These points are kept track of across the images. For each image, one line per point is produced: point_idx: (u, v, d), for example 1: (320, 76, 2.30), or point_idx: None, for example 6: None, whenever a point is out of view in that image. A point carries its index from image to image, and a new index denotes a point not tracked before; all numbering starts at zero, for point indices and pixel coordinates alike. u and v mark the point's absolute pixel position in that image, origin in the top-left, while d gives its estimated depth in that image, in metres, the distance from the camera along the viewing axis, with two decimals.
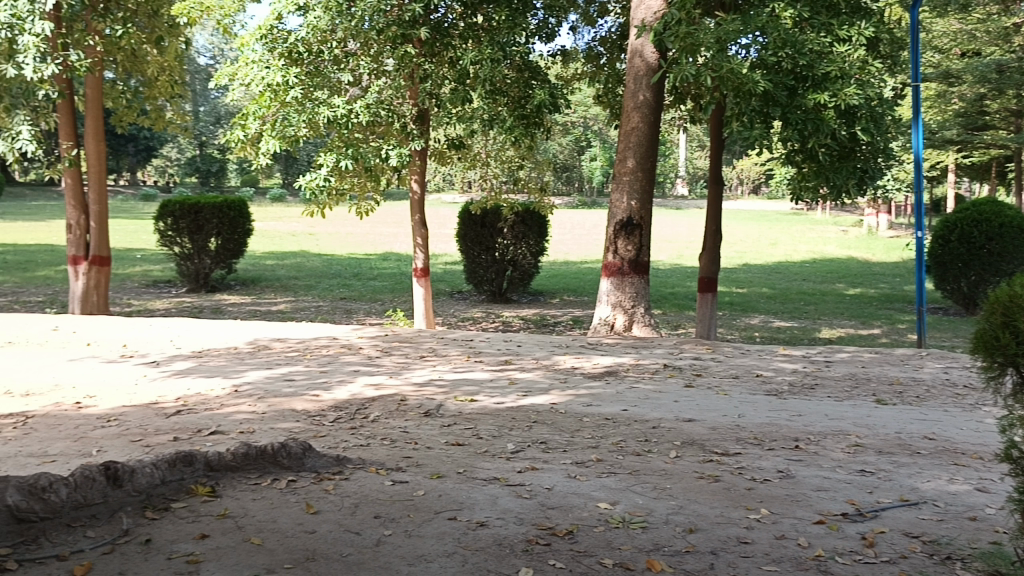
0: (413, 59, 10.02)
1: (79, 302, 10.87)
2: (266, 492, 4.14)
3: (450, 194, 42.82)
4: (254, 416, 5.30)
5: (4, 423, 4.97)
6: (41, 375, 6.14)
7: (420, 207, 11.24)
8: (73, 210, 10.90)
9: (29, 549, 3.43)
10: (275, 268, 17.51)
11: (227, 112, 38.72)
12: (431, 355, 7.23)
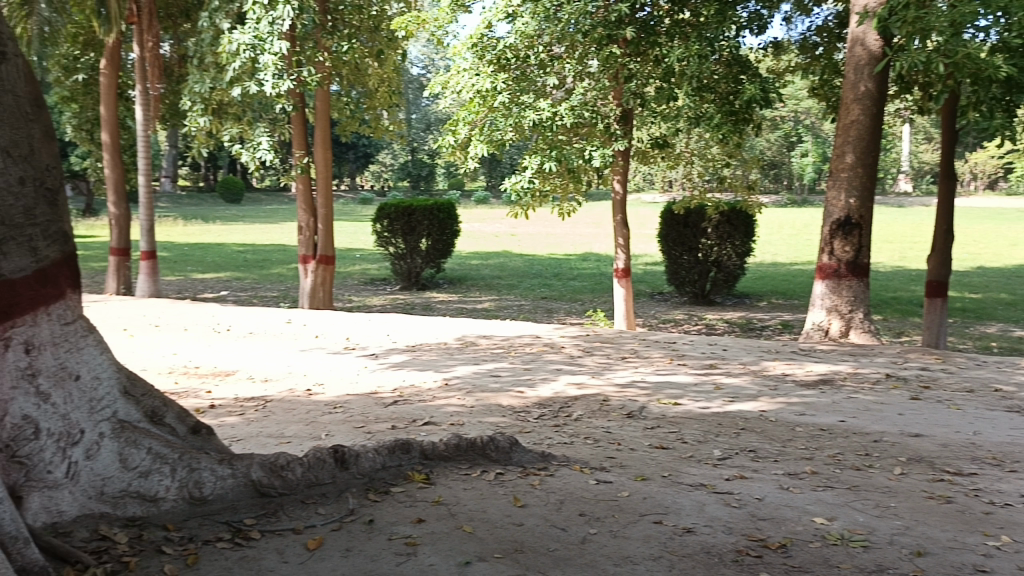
0: (619, 59, 10.06)
1: (308, 297, 11.85)
2: (476, 483, 4.30)
3: (650, 194, 42.39)
4: (463, 409, 5.53)
5: (247, 405, 5.52)
6: (276, 363, 6.76)
7: (622, 207, 11.22)
8: (304, 213, 11.91)
9: (270, 521, 3.77)
10: (479, 267, 18.17)
11: (437, 118, 40.66)
12: (633, 357, 7.19)
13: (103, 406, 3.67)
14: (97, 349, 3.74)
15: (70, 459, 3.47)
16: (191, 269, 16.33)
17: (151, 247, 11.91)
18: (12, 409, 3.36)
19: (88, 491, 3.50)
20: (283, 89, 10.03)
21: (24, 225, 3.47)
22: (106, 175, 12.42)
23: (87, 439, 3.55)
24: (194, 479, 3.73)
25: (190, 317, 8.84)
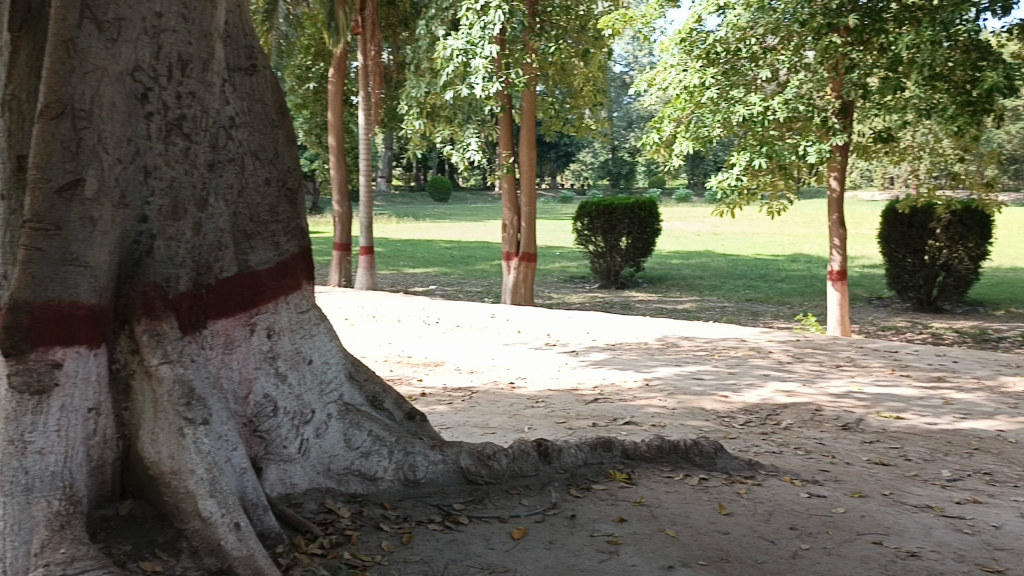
0: (840, 49, 9.50)
1: (510, 293, 12.19)
2: (679, 486, 4.23)
3: (867, 193, 39.71)
4: (665, 411, 5.45)
5: (455, 395, 5.76)
6: (482, 356, 7.00)
7: (838, 205, 10.60)
8: (508, 212, 12.31)
9: (476, 508, 3.91)
10: (681, 267, 17.88)
11: (639, 116, 40.39)
12: (848, 365, 6.78)
13: (331, 389, 3.97)
14: (327, 336, 4.06)
15: (302, 436, 3.79)
16: (404, 263, 17.32)
17: (370, 243, 12.74)
18: (256, 387, 3.71)
19: (317, 467, 3.79)
20: (492, 91, 10.38)
21: (269, 222, 3.85)
22: (332, 175, 13.43)
23: (317, 418, 3.85)
24: (408, 462, 3.92)
25: (403, 309, 9.37)
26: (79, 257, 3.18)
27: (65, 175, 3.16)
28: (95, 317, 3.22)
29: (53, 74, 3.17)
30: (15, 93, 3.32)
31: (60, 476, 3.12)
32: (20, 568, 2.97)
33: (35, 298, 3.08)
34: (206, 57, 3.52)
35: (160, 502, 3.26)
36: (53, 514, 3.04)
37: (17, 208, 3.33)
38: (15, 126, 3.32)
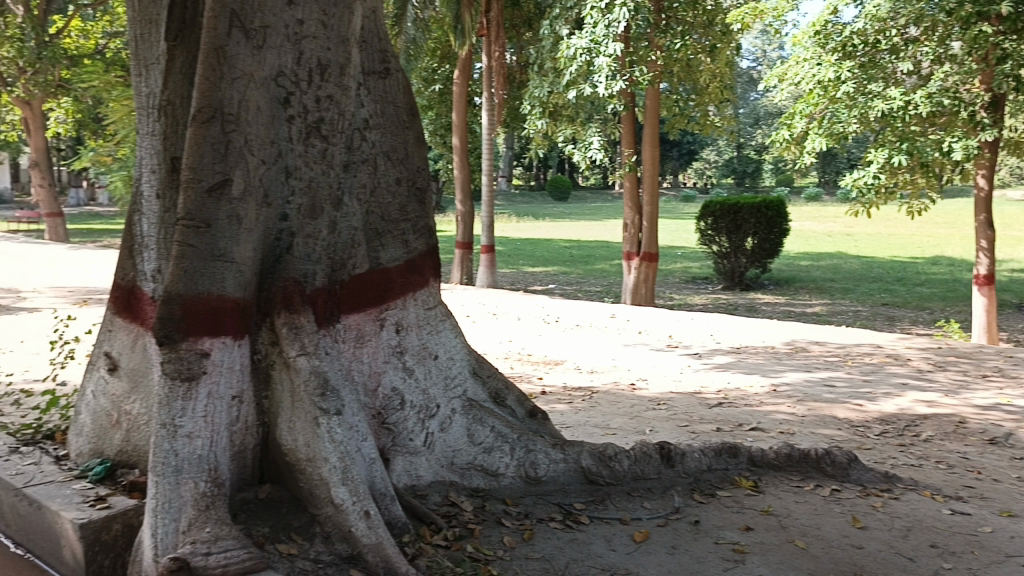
0: (991, 38, 8.78)
1: (630, 293, 12.11)
2: (809, 497, 4.08)
3: (1018, 192, 37.03)
4: (794, 418, 5.27)
5: (575, 395, 5.76)
6: (602, 356, 6.97)
7: (987, 205, 9.95)
8: (630, 212, 12.32)
9: (598, 508, 3.89)
10: (809, 269, 17.25)
11: (768, 112, 39.12)
12: (997, 376, 6.35)
13: (455, 384, 4.05)
14: (453, 332, 4.14)
15: (427, 429, 3.88)
16: (523, 262, 17.48)
17: (491, 242, 12.91)
18: (384, 381, 3.83)
19: (442, 460, 3.87)
20: (616, 90, 10.42)
21: (399, 221, 3.97)
22: (455, 175, 13.69)
23: (442, 413, 3.94)
24: (530, 460, 3.94)
25: (523, 307, 9.44)
26: (226, 253, 3.36)
27: (215, 175, 3.35)
28: (240, 309, 3.40)
29: (204, 81, 3.34)
30: (170, 98, 3.53)
31: (206, 458, 3.29)
32: (168, 545, 3.05)
33: (186, 292, 3.28)
34: (343, 61, 3.65)
35: (296, 488, 3.42)
36: (199, 495, 3.19)
37: (171, 207, 3.58)
38: (170, 130, 3.55)
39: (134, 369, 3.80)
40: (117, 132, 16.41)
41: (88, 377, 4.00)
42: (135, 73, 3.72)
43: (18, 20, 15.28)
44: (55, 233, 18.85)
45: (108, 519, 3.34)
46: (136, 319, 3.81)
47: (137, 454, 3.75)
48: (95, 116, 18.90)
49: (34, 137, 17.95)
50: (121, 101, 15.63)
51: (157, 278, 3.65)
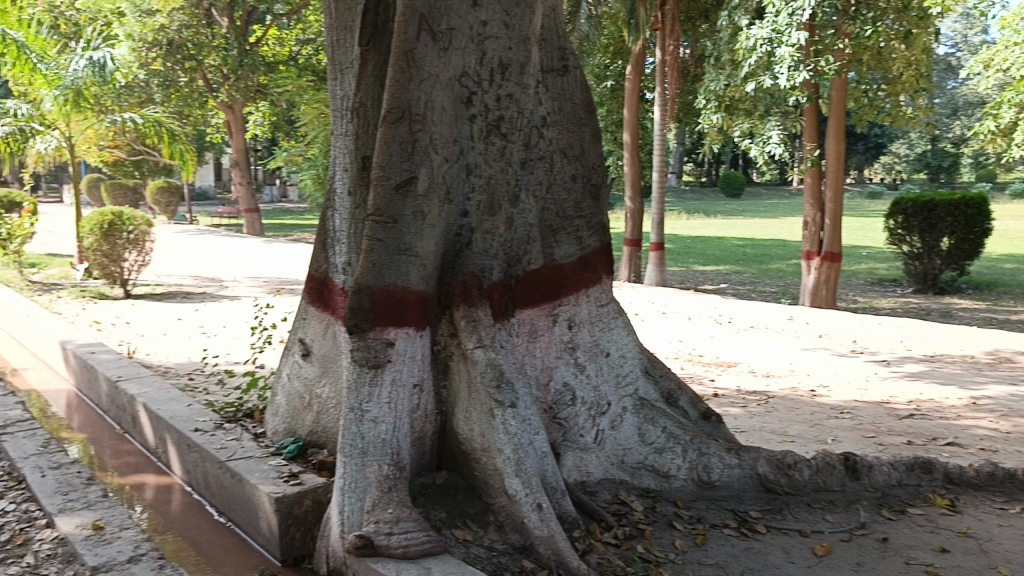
0: None
1: (810, 295, 11.59)
2: (1014, 522, 3.75)
3: None
4: (997, 434, 4.84)
5: (750, 399, 5.56)
6: (778, 360, 6.70)
7: None
8: (811, 208, 11.75)
9: (775, 518, 3.74)
10: (1016, 272, 15.75)
11: (969, 101, 35.98)
12: None
13: (627, 382, 4.03)
14: (625, 330, 4.12)
15: (598, 426, 3.88)
16: (694, 261, 17.09)
17: (660, 239, 12.73)
18: (556, 376, 3.87)
19: (612, 458, 3.86)
20: (798, 81, 9.90)
21: (574, 217, 3.98)
22: (626, 172, 13.59)
23: (613, 410, 3.93)
24: (703, 463, 3.84)
25: (693, 307, 9.24)
26: (411, 248, 3.50)
27: (403, 173, 3.48)
28: (422, 301, 3.54)
29: (395, 83, 3.47)
30: (362, 101, 3.72)
31: (389, 443, 3.44)
32: (354, 523, 3.21)
33: (374, 284, 3.44)
34: (524, 60, 3.68)
35: (471, 476, 3.52)
36: (382, 477, 3.33)
37: (361, 203, 3.78)
38: (361, 130, 3.75)
39: (325, 355, 4.05)
40: (308, 133, 17.54)
41: (284, 362, 4.30)
42: (331, 77, 3.95)
43: (224, 32, 16.65)
44: (252, 227, 20.53)
45: (300, 495, 3.57)
46: (327, 308, 4.06)
47: (325, 435, 3.99)
48: (288, 119, 20.31)
49: (235, 139, 19.52)
50: (311, 104, 16.67)
51: (347, 270, 3.87)
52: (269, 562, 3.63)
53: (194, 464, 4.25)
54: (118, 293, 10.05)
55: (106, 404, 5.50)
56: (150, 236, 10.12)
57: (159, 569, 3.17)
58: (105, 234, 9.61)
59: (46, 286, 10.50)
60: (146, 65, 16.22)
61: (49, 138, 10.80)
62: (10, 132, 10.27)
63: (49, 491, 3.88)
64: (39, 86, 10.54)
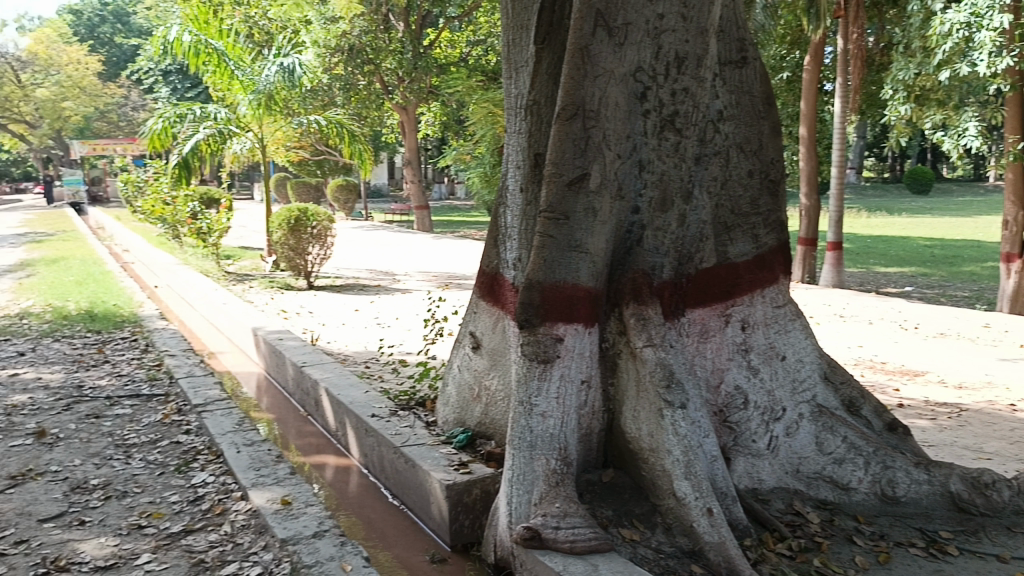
0: None
1: (1009, 300, 10.62)
2: None
3: None
4: None
5: (940, 410, 5.17)
6: (972, 370, 6.19)
7: None
8: (1012, 206, 10.77)
9: (969, 540, 3.43)
10: None
11: None
12: None
13: (804, 388, 3.84)
14: (803, 333, 3.93)
15: (771, 432, 3.74)
16: (874, 261, 16.11)
17: (838, 239, 12.08)
18: (728, 378, 3.75)
19: (785, 467, 3.71)
20: (1000, 68, 9.10)
21: (749, 215, 3.86)
22: (801, 167, 13.00)
23: (788, 416, 3.77)
24: (887, 478, 3.60)
25: (875, 311, 8.71)
26: (582, 245, 3.48)
27: (575, 169, 3.47)
28: (592, 298, 3.52)
29: (570, 79, 3.46)
30: (537, 98, 3.76)
31: (557, 438, 3.43)
32: (522, 515, 3.24)
33: (546, 280, 3.45)
34: (701, 53, 3.53)
35: (639, 476, 3.48)
36: (550, 471, 3.34)
37: (534, 200, 3.83)
38: (535, 127, 3.78)
39: (494, 349, 4.13)
40: (476, 132, 17.98)
41: (455, 354, 4.43)
42: (506, 76, 4.01)
43: (400, 35, 17.36)
44: (422, 223, 21.35)
45: (469, 484, 3.66)
46: (497, 303, 4.14)
47: (494, 427, 4.08)
48: (458, 118, 20.92)
49: (409, 138, 20.32)
50: (480, 103, 16.94)
51: (518, 266, 3.93)
52: (440, 547, 3.74)
53: (371, 448, 4.47)
54: (303, 284, 10.73)
55: (292, 387, 5.89)
56: (332, 231, 10.72)
57: (341, 544, 3.35)
58: (292, 229, 10.27)
59: (240, 277, 11.38)
60: (329, 69, 17.18)
61: (244, 139, 11.69)
62: (211, 134, 11.21)
63: (243, 466, 4.20)
64: (236, 91, 11.41)
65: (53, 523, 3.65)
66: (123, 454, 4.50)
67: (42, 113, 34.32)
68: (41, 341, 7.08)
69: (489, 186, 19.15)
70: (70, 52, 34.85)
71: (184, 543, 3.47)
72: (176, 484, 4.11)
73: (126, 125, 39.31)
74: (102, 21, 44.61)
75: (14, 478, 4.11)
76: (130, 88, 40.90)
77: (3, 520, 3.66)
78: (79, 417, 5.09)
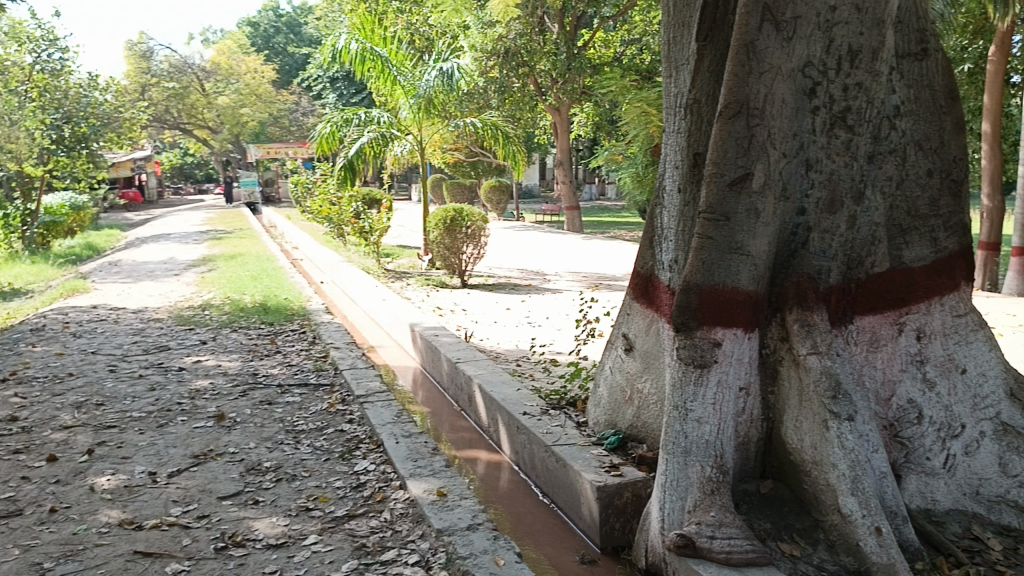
0: None
1: None
2: None
3: None
4: None
5: None
6: None
7: None
8: None
9: None
10: None
11: None
12: None
13: (987, 404, 3.55)
14: (986, 345, 3.64)
15: (949, 450, 3.48)
16: None
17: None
18: (901, 391, 3.52)
19: (963, 488, 3.45)
20: None
21: (928, 216, 3.63)
22: (982, 166, 12.06)
23: (967, 434, 3.50)
24: None
25: None
26: (743, 247, 3.36)
27: (738, 169, 3.36)
28: (753, 302, 3.39)
29: (733, 77, 3.35)
30: (697, 96, 3.68)
31: (713, 445, 3.33)
32: (675, 522, 3.16)
33: (704, 282, 3.35)
34: (876, 46, 3.33)
35: (801, 489, 3.33)
36: (705, 479, 3.24)
37: (692, 200, 3.74)
38: (695, 127, 3.70)
39: (647, 351, 4.08)
40: (629, 132, 17.82)
41: (607, 355, 4.41)
42: (665, 74, 3.96)
43: (554, 37, 17.52)
44: (572, 224, 21.48)
45: (621, 487, 3.62)
46: (652, 305, 4.08)
47: (646, 430, 4.02)
48: (611, 119, 20.86)
49: (561, 139, 20.45)
50: (633, 103, 16.68)
51: (674, 267, 3.85)
52: (590, 549, 3.73)
53: (522, 445, 4.52)
54: (456, 283, 11.05)
55: (446, 382, 6.07)
56: (486, 231, 10.95)
57: (494, 538, 3.40)
58: (448, 228, 10.57)
59: (398, 274, 11.85)
60: (485, 72, 17.58)
61: (405, 142, 12.21)
62: (374, 138, 11.79)
63: (402, 456, 4.36)
64: (397, 96, 11.92)
65: (231, 500, 3.93)
66: (292, 440, 4.78)
67: (224, 119, 37.02)
68: (221, 331, 7.66)
69: (641, 186, 18.99)
70: (248, 62, 37.55)
71: (348, 527, 3.64)
72: (340, 470, 4.32)
73: (296, 130, 41.45)
74: (277, 32, 47.71)
75: (197, 457, 4.46)
76: (300, 95, 43.49)
77: (188, 495, 3.97)
78: (254, 402, 5.47)
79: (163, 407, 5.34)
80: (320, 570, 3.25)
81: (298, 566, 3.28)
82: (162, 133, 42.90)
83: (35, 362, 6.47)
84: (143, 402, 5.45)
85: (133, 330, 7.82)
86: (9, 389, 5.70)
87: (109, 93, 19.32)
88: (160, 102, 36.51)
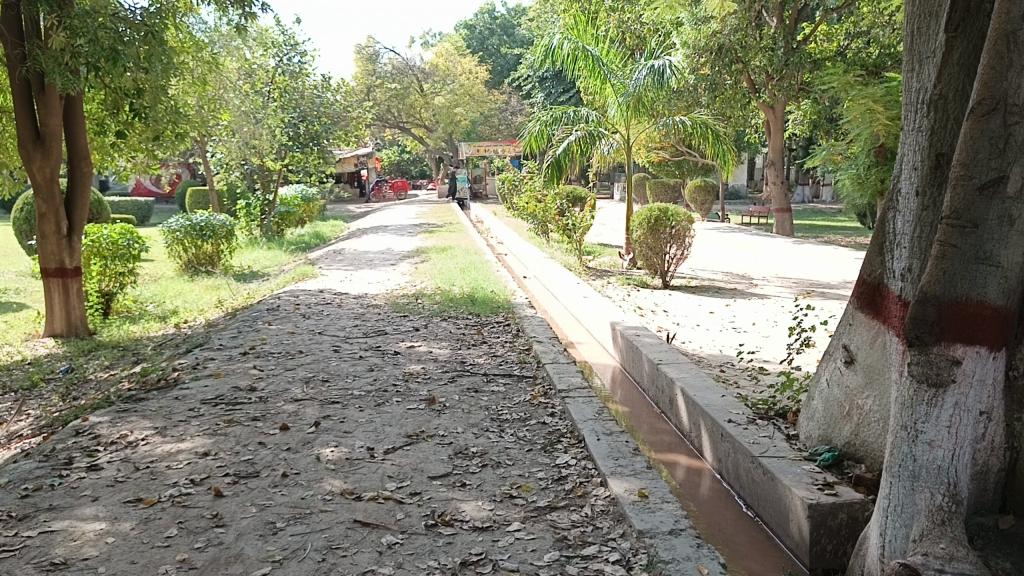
0: None
1: None
2: None
3: None
4: None
5: None
6: None
7: None
8: None
9: None
10: None
11: None
12: None
13: None
14: None
15: None
16: None
17: None
18: None
19: None
20: None
21: None
22: None
23: None
24: None
25: None
26: (993, 256, 2.87)
27: (990, 172, 2.85)
28: (1000, 317, 2.90)
29: (989, 70, 2.85)
30: (943, 92, 3.39)
31: (946, 472, 2.93)
32: (897, 550, 2.92)
33: (945, 295, 2.87)
34: None
35: None
36: (935, 507, 2.91)
37: (932, 204, 3.46)
38: (939, 125, 3.42)
39: (871, 365, 3.83)
40: (851, 130, 16.98)
41: (824, 366, 4.18)
42: (907, 68, 3.67)
43: (773, 32, 16.82)
44: (782, 227, 20.68)
45: (835, 506, 3.41)
46: (879, 317, 3.83)
47: (865, 449, 3.76)
48: (829, 116, 19.82)
49: (774, 138, 19.70)
50: (857, 100, 15.94)
51: (907, 277, 3.57)
52: (796, 567, 3.56)
53: (726, 454, 4.39)
54: (658, 283, 10.93)
55: (647, 383, 6.02)
56: (692, 232, 10.70)
57: (697, 546, 3.31)
58: (652, 228, 10.47)
59: (600, 273, 11.94)
60: (697, 69, 17.24)
61: (612, 140, 12.17)
62: (582, 136, 11.90)
63: (603, 454, 4.38)
64: (607, 95, 11.93)
65: (440, 480, 4.13)
66: (497, 427, 4.94)
67: (439, 118, 38.71)
68: (432, 320, 8.07)
69: (861, 189, 17.93)
70: (463, 64, 39.14)
71: (550, 519, 3.70)
72: (542, 461, 4.41)
73: (505, 128, 43.24)
74: (492, 33, 49.54)
75: (411, 437, 4.72)
76: (510, 94, 44.93)
77: (401, 472, 4.21)
78: (462, 389, 5.71)
79: (380, 387, 5.71)
80: (522, 556, 3.33)
81: (502, 550, 3.38)
82: (383, 134, 45.77)
83: (271, 338, 7.13)
84: (363, 381, 5.86)
85: (356, 314, 8.42)
86: (250, 362, 6.33)
87: (340, 93, 20.83)
88: (383, 102, 38.96)
